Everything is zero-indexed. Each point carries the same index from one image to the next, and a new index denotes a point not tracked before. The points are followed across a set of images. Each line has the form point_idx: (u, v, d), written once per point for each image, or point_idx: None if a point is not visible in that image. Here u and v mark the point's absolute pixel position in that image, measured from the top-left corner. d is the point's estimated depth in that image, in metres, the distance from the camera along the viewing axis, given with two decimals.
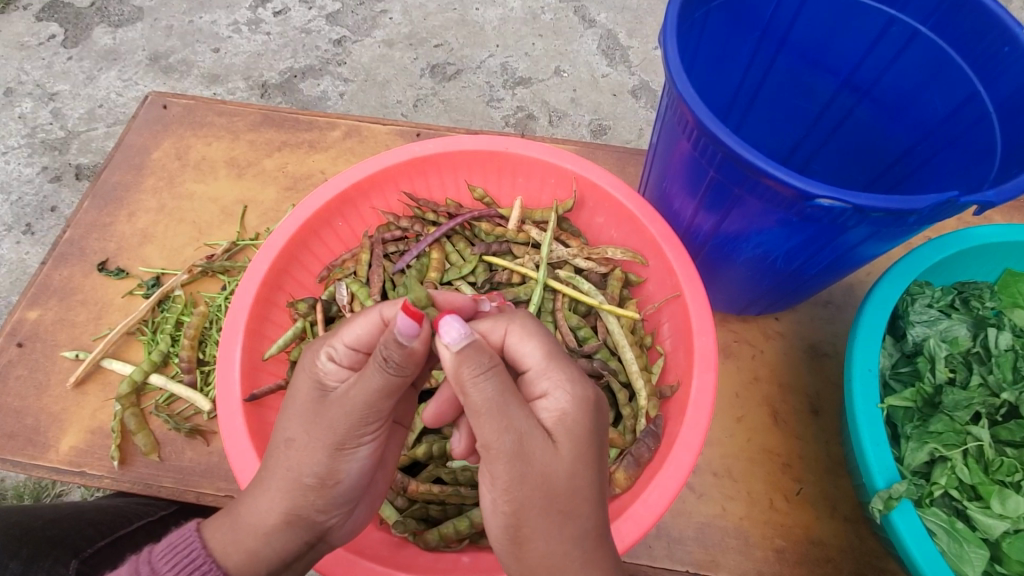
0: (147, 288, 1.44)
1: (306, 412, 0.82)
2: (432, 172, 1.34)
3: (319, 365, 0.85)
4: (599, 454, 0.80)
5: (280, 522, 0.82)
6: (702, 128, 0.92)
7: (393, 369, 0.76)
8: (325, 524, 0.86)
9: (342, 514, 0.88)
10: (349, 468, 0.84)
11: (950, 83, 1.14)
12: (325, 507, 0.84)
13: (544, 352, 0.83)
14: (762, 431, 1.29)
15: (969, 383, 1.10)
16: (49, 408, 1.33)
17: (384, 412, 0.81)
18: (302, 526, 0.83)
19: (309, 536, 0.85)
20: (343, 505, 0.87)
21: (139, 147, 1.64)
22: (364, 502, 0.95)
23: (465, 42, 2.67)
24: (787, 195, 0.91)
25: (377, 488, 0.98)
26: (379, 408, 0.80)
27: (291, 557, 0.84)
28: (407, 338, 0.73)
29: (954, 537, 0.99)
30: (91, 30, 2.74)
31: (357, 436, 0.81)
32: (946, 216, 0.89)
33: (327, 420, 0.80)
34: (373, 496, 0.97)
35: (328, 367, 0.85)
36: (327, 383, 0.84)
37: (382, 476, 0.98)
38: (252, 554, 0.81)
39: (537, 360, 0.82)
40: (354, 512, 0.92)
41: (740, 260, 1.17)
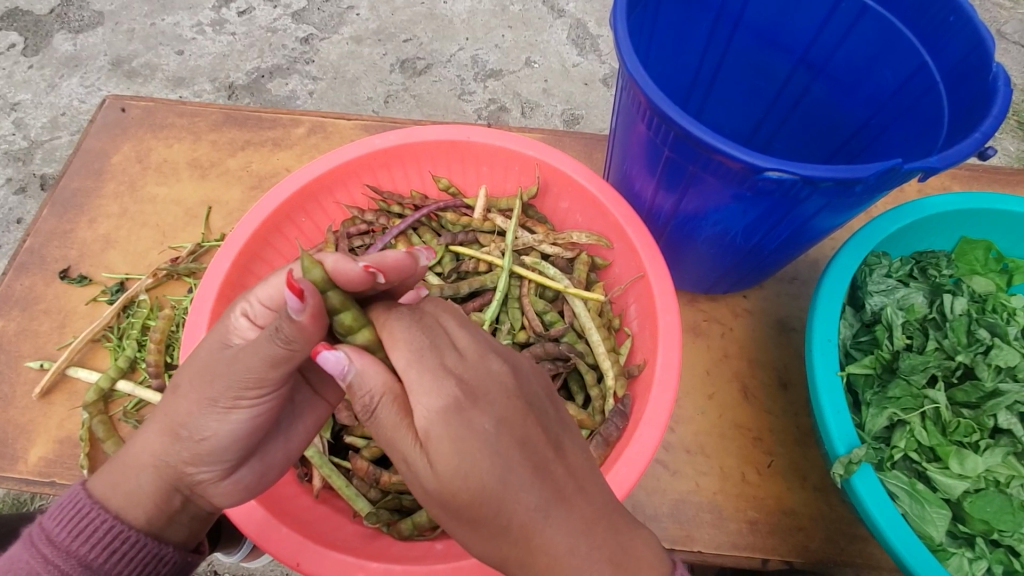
0: (111, 295, 1.41)
1: (199, 365, 0.82)
2: (395, 165, 1.33)
3: (230, 323, 0.85)
4: (503, 451, 0.70)
5: (148, 466, 0.83)
6: (653, 107, 0.93)
7: (280, 340, 0.74)
8: (194, 476, 0.84)
9: (215, 472, 0.85)
10: (217, 428, 0.81)
11: (900, 56, 1.16)
12: (192, 459, 0.83)
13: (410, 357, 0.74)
14: (732, 406, 1.31)
15: (926, 348, 1.13)
16: (15, 419, 1.30)
17: (273, 376, 0.78)
18: (169, 475, 0.83)
19: (177, 484, 0.84)
20: (215, 464, 0.84)
21: (98, 151, 1.61)
22: (250, 465, 0.89)
23: (434, 36, 2.65)
24: (738, 170, 0.93)
25: (275, 458, 0.93)
26: (261, 371, 0.77)
27: (164, 504, 0.84)
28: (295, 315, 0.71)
29: (915, 498, 1.02)
30: (51, 37, 2.68)
31: (233, 397, 0.79)
32: (894, 183, 0.91)
33: (206, 372, 0.80)
34: (266, 467, 0.92)
35: (239, 326, 0.85)
36: (231, 339, 0.84)
37: (285, 448, 0.94)
38: (128, 493, 0.83)
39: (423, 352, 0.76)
40: (236, 475, 0.88)
41: (702, 238, 1.18)
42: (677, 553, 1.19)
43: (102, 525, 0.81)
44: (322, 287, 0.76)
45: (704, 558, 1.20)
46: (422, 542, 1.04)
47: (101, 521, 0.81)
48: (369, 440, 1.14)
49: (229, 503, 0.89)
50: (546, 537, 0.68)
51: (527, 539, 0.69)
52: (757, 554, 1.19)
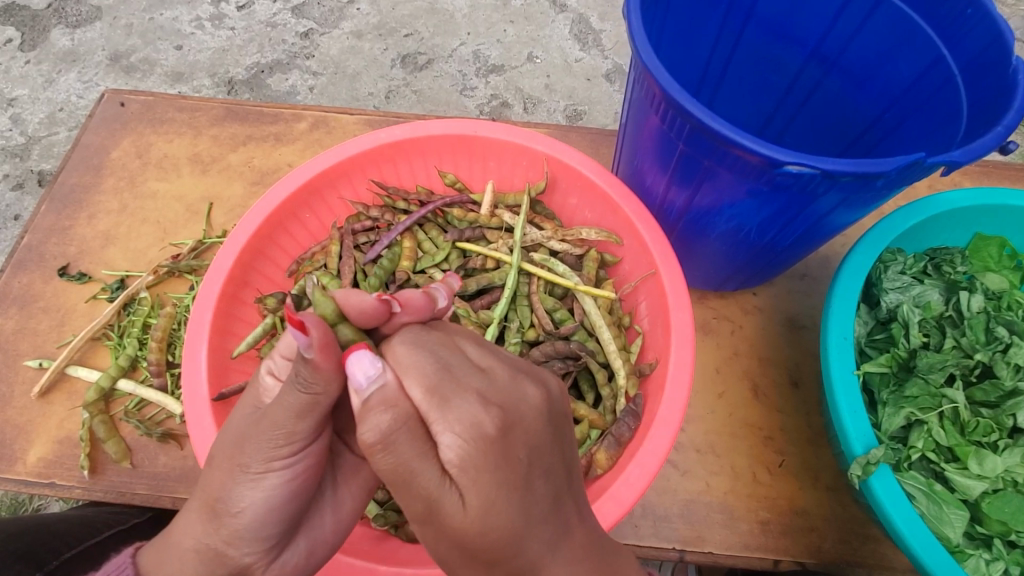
0: (112, 292, 1.39)
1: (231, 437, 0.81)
2: (400, 160, 1.31)
3: (261, 384, 0.84)
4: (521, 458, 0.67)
5: (189, 553, 0.80)
6: (668, 99, 0.91)
7: (301, 386, 0.72)
8: (238, 560, 0.81)
9: (259, 554, 0.82)
10: (251, 499, 0.78)
11: (915, 48, 1.14)
12: (231, 540, 0.80)
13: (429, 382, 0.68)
14: (743, 405, 1.29)
15: (944, 346, 1.11)
16: (13, 419, 1.28)
17: (302, 430, 0.76)
18: (211, 557, 0.81)
19: (219, 567, 0.81)
20: (256, 544, 0.81)
21: (97, 146, 1.58)
22: (295, 544, 0.86)
23: (435, 31, 2.62)
24: (755, 164, 0.90)
25: (321, 531, 0.90)
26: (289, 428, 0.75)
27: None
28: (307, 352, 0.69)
29: (933, 499, 1.00)
30: (49, 32, 2.64)
31: (265, 461, 0.77)
32: (915, 178, 0.89)
33: (236, 442, 0.79)
34: (313, 541, 0.89)
35: (268, 385, 0.84)
36: (264, 400, 0.83)
37: (327, 514, 0.91)
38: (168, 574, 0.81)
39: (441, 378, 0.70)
40: (281, 558, 0.85)
41: (714, 235, 1.16)
42: (688, 554, 1.17)
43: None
44: (335, 323, 0.76)
45: (715, 560, 1.18)
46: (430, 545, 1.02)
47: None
48: None
49: None
50: (554, 571, 0.69)
51: (533, 572, 0.69)
52: (769, 556, 1.17)
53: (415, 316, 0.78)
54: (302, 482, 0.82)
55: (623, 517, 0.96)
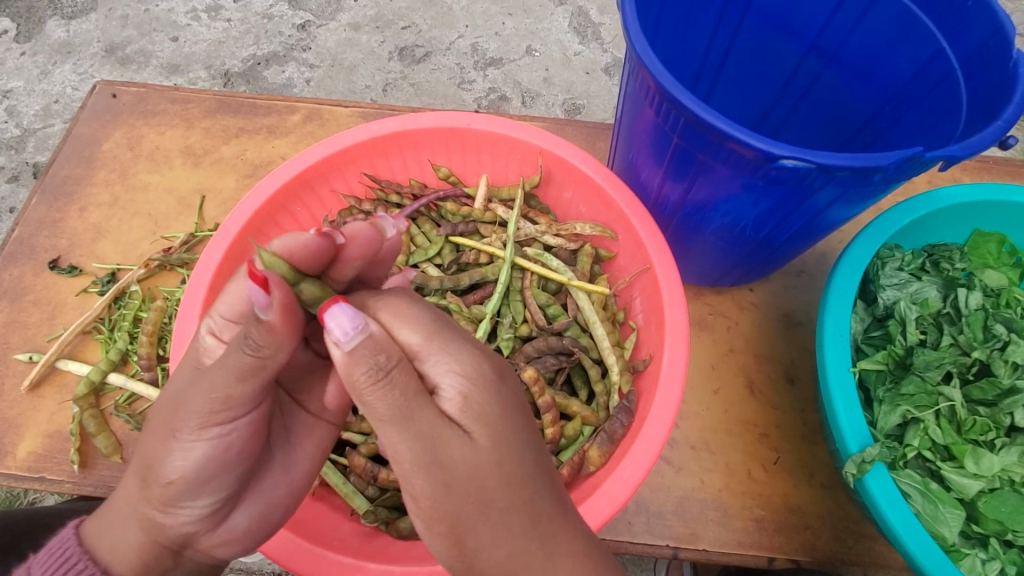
0: (101, 286, 1.37)
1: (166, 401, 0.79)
2: (393, 153, 1.29)
3: (199, 345, 0.81)
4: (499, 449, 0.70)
5: (134, 522, 0.80)
6: (663, 92, 0.89)
7: (249, 348, 0.70)
8: (179, 527, 0.80)
9: (200, 520, 0.81)
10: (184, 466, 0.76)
11: (915, 41, 1.12)
12: (169, 506, 0.78)
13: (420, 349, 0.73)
14: (738, 402, 1.28)
15: (941, 344, 1.10)
16: (3, 413, 1.27)
17: (240, 392, 0.74)
18: (153, 526, 0.79)
19: (162, 536, 0.80)
20: (197, 508, 0.80)
21: (89, 138, 1.56)
22: (243, 508, 0.85)
23: (433, 24, 2.59)
24: (751, 158, 0.89)
25: (271, 494, 0.88)
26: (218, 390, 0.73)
27: (154, 562, 0.81)
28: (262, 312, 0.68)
29: (928, 498, 0.99)
30: (43, 23, 2.62)
31: (201, 425, 0.75)
32: (913, 173, 0.87)
33: (171, 406, 0.77)
34: (265, 504, 0.88)
35: (207, 346, 0.82)
36: (205, 361, 0.81)
37: (274, 482, 0.89)
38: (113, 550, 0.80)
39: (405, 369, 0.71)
40: (230, 521, 0.84)
41: (710, 230, 1.15)
42: (681, 552, 1.17)
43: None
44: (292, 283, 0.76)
45: (709, 557, 1.17)
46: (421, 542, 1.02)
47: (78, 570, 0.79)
48: (368, 436, 1.12)
49: (232, 552, 0.86)
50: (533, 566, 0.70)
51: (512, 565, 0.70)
52: (763, 553, 1.16)
53: (361, 248, 0.82)
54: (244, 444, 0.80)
55: (617, 514, 0.95)
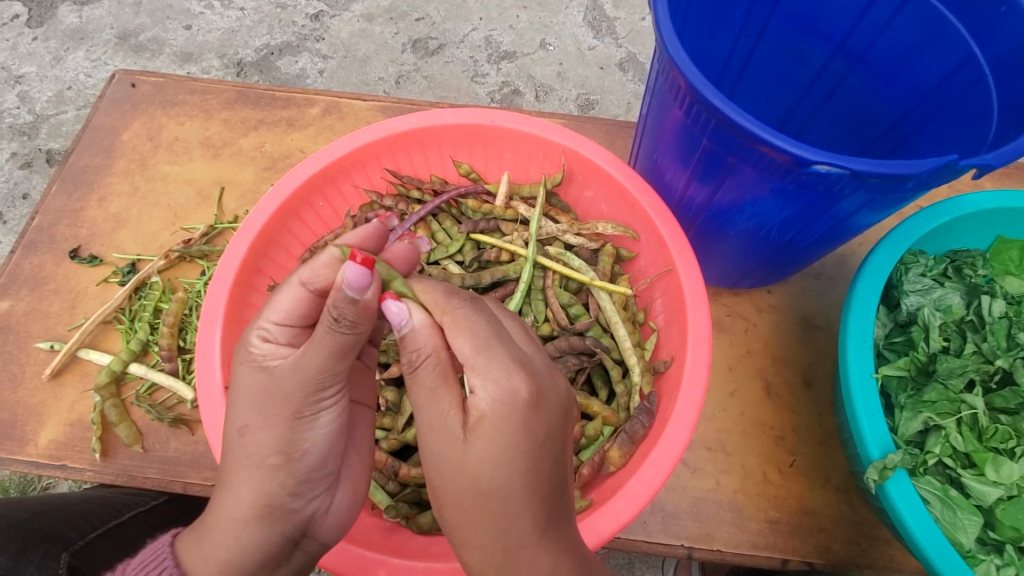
0: (122, 276, 1.39)
1: (253, 397, 0.83)
2: (415, 149, 1.29)
3: (254, 353, 0.85)
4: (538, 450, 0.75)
5: (252, 517, 0.83)
6: (694, 94, 0.88)
7: (345, 327, 0.76)
8: (304, 509, 0.87)
9: (320, 498, 0.89)
10: (310, 438, 0.86)
11: (945, 45, 1.11)
12: (296, 487, 0.85)
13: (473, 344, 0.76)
14: (755, 404, 1.28)
15: (964, 351, 1.10)
16: (25, 401, 1.28)
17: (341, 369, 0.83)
18: (277, 516, 0.84)
19: (287, 526, 0.86)
20: (317, 487, 0.88)
21: (108, 128, 1.57)
22: (343, 487, 0.94)
23: (447, 16, 2.58)
24: (782, 162, 0.88)
25: (358, 474, 0.96)
26: (331, 371, 0.82)
27: (277, 554, 0.85)
28: (354, 292, 0.73)
29: (947, 504, 0.99)
30: (56, 8, 2.61)
31: (316, 400, 0.84)
32: (945, 180, 0.86)
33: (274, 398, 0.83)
34: (356, 487, 0.95)
35: (267, 351, 0.85)
36: (268, 364, 0.84)
37: (358, 460, 0.97)
38: (234, 560, 0.81)
39: (464, 354, 0.76)
40: (335, 499, 0.92)
41: (733, 232, 1.15)
42: (696, 551, 1.17)
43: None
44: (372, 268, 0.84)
45: (723, 558, 1.17)
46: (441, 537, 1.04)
47: None
48: (388, 432, 1.14)
49: (336, 538, 0.92)
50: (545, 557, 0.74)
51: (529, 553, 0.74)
52: (777, 555, 1.17)
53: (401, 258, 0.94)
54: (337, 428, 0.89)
55: (642, 512, 0.96)
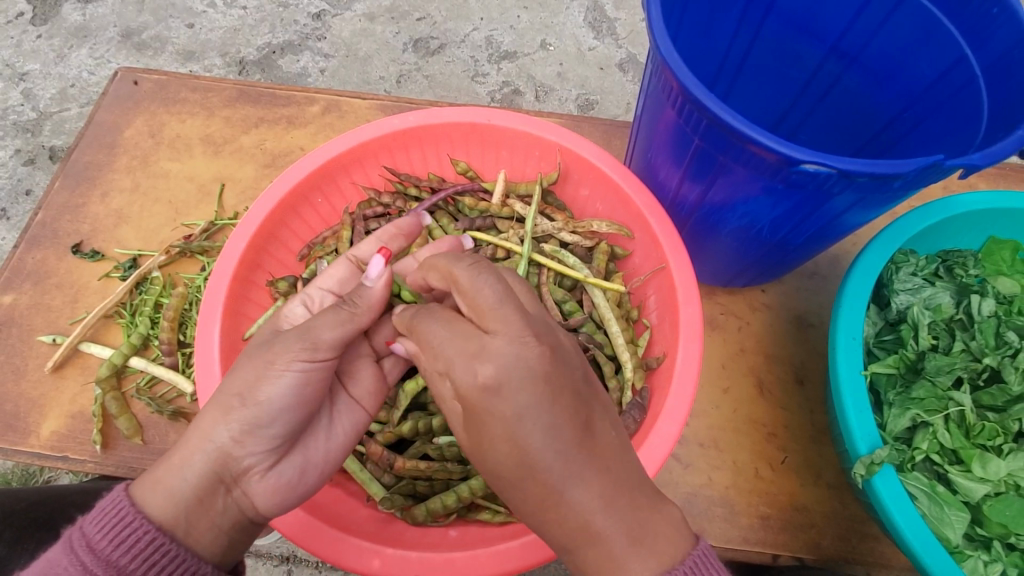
0: (123, 270, 1.40)
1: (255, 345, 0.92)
2: (413, 147, 1.31)
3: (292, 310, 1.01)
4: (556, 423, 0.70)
5: (197, 448, 0.84)
6: (686, 94, 0.90)
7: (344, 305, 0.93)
8: (241, 462, 0.85)
9: (263, 459, 0.87)
10: (270, 394, 0.86)
11: (938, 47, 1.12)
12: (239, 437, 0.85)
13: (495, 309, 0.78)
14: (747, 401, 1.29)
15: (952, 349, 1.11)
16: (27, 393, 1.30)
17: (327, 342, 0.89)
18: (217, 457, 0.84)
19: (222, 472, 0.84)
20: (263, 445, 0.87)
21: (111, 125, 1.59)
22: (292, 458, 0.92)
23: (448, 15, 2.59)
24: (771, 161, 0.90)
25: (316, 454, 0.95)
26: (324, 341, 0.89)
27: (207, 500, 0.83)
28: (371, 282, 0.96)
29: (934, 501, 1.01)
30: (61, 6, 2.64)
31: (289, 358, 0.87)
32: (932, 180, 0.88)
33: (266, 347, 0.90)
34: (305, 462, 0.94)
35: (297, 313, 1.01)
36: (284, 325, 0.98)
37: (320, 436, 0.96)
38: (169, 490, 0.81)
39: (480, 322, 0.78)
40: (278, 468, 0.90)
41: (726, 231, 1.16)
42: None
43: (144, 535, 0.77)
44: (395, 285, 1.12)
45: (714, 552, 1.19)
46: (435, 529, 1.05)
47: (143, 531, 0.77)
48: (384, 425, 1.16)
49: (270, 506, 0.88)
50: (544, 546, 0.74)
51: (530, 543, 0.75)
52: (768, 550, 1.18)
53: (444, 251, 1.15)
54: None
55: None
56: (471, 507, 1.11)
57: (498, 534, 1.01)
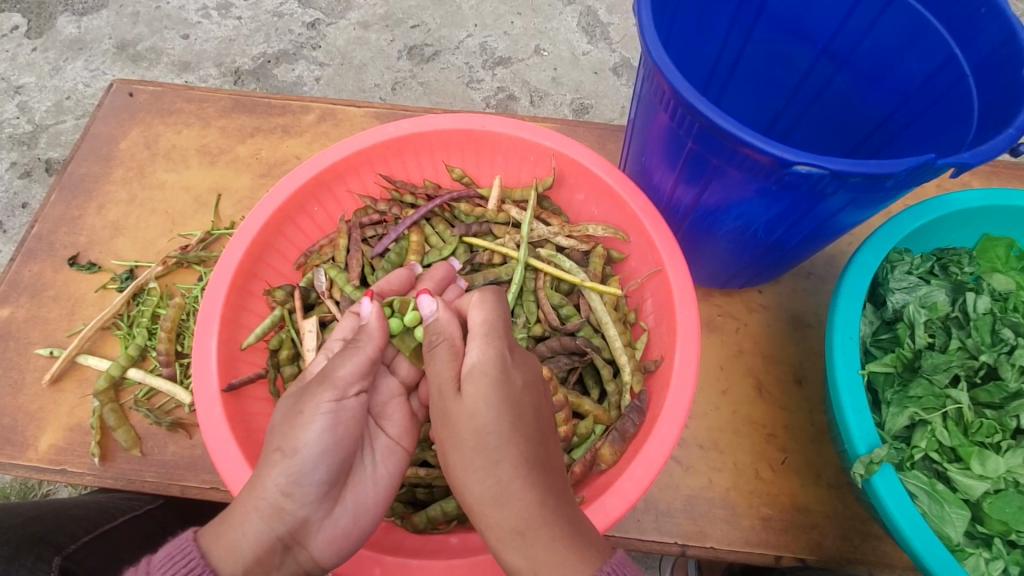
0: (120, 282, 1.40)
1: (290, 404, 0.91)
2: (408, 154, 1.31)
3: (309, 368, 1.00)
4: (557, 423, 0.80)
5: (252, 510, 0.83)
6: (678, 98, 0.90)
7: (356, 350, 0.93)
8: (298, 516, 0.85)
9: (319, 510, 0.87)
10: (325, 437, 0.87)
11: (927, 47, 1.13)
12: (293, 491, 0.85)
13: (484, 325, 0.89)
14: (746, 402, 1.29)
15: (949, 347, 1.12)
16: (25, 407, 1.30)
17: None
18: (273, 515, 0.84)
19: (280, 530, 0.84)
20: (316, 494, 0.87)
21: (106, 136, 1.59)
22: (345, 508, 0.91)
23: (443, 22, 2.60)
24: (764, 163, 0.90)
25: (367, 500, 0.94)
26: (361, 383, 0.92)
27: (266, 556, 0.82)
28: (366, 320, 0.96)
29: (935, 498, 1.01)
30: (56, 20, 2.64)
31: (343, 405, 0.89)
32: (924, 179, 0.88)
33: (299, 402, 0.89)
34: (360, 508, 0.92)
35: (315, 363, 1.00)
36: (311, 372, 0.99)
37: (373, 484, 0.95)
38: (231, 549, 0.81)
39: (475, 322, 0.89)
40: (334, 518, 0.89)
41: (721, 233, 1.17)
42: (690, 549, 1.19)
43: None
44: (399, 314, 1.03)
45: (716, 555, 1.18)
46: (436, 536, 1.05)
47: None
48: None
49: (332, 556, 0.88)
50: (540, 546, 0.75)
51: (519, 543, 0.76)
52: (770, 552, 1.18)
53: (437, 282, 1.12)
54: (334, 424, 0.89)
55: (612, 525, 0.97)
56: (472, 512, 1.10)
57: None
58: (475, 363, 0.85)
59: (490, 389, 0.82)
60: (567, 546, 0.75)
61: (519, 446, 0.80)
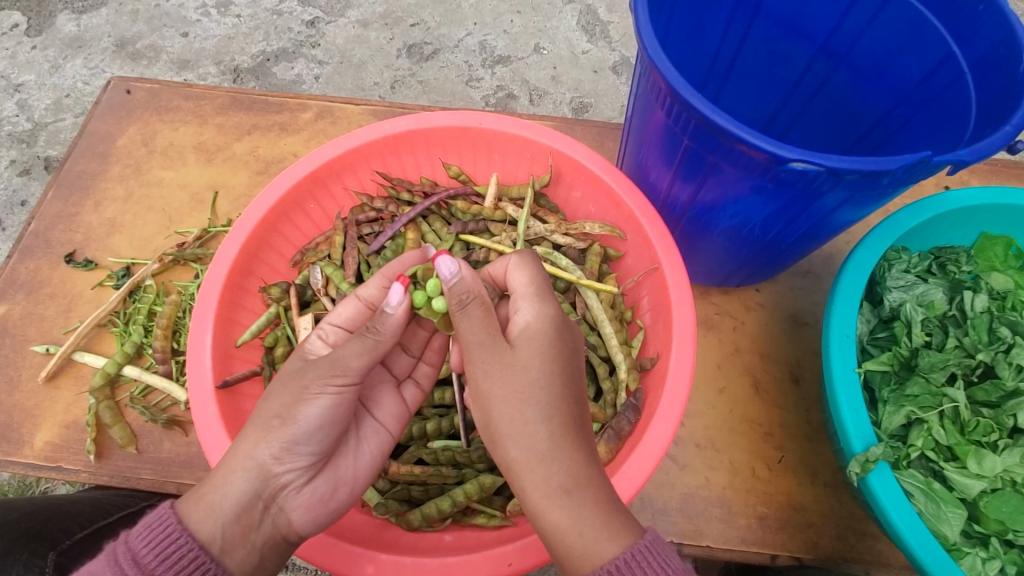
0: (117, 279, 1.40)
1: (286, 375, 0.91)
2: (405, 151, 1.31)
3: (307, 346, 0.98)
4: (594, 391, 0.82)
5: (237, 467, 0.84)
6: (674, 95, 0.90)
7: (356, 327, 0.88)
8: (280, 479, 0.86)
9: (300, 474, 0.88)
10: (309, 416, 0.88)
11: (924, 46, 1.12)
12: (279, 454, 0.85)
13: (530, 283, 0.91)
14: (743, 401, 1.29)
15: (946, 346, 1.11)
16: (20, 404, 1.30)
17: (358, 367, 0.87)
18: (257, 475, 0.84)
19: (262, 490, 0.84)
20: (301, 459, 0.87)
21: (103, 134, 1.59)
22: (325, 477, 0.92)
23: (442, 21, 2.60)
24: (760, 160, 0.90)
25: (345, 473, 0.95)
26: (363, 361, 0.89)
27: (245, 516, 0.82)
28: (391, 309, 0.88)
29: (931, 497, 1.00)
30: (55, 17, 2.64)
31: (327, 387, 0.87)
32: (920, 176, 0.88)
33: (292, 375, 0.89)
34: (338, 480, 0.94)
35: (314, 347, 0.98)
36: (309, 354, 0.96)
37: (354, 467, 0.96)
38: (210, 509, 0.80)
39: (519, 282, 0.91)
40: (314, 485, 0.90)
41: (718, 231, 1.16)
42: (685, 547, 1.18)
43: (188, 552, 0.77)
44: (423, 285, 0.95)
45: (712, 553, 1.18)
46: (431, 534, 1.05)
47: (188, 549, 0.77)
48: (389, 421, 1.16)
49: (308, 522, 0.89)
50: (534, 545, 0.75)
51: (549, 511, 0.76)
52: (766, 550, 1.18)
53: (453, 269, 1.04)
54: (328, 422, 0.88)
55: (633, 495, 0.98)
56: (467, 511, 1.10)
57: (493, 539, 1.01)
58: (529, 323, 0.87)
59: (543, 350, 0.84)
60: (567, 542, 0.75)
61: (514, 444, 0.80)
